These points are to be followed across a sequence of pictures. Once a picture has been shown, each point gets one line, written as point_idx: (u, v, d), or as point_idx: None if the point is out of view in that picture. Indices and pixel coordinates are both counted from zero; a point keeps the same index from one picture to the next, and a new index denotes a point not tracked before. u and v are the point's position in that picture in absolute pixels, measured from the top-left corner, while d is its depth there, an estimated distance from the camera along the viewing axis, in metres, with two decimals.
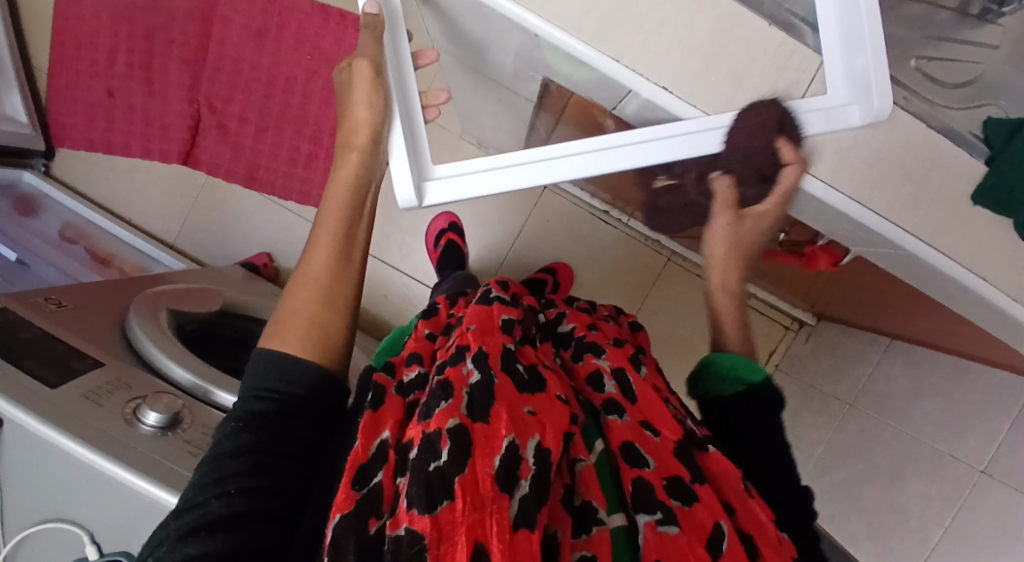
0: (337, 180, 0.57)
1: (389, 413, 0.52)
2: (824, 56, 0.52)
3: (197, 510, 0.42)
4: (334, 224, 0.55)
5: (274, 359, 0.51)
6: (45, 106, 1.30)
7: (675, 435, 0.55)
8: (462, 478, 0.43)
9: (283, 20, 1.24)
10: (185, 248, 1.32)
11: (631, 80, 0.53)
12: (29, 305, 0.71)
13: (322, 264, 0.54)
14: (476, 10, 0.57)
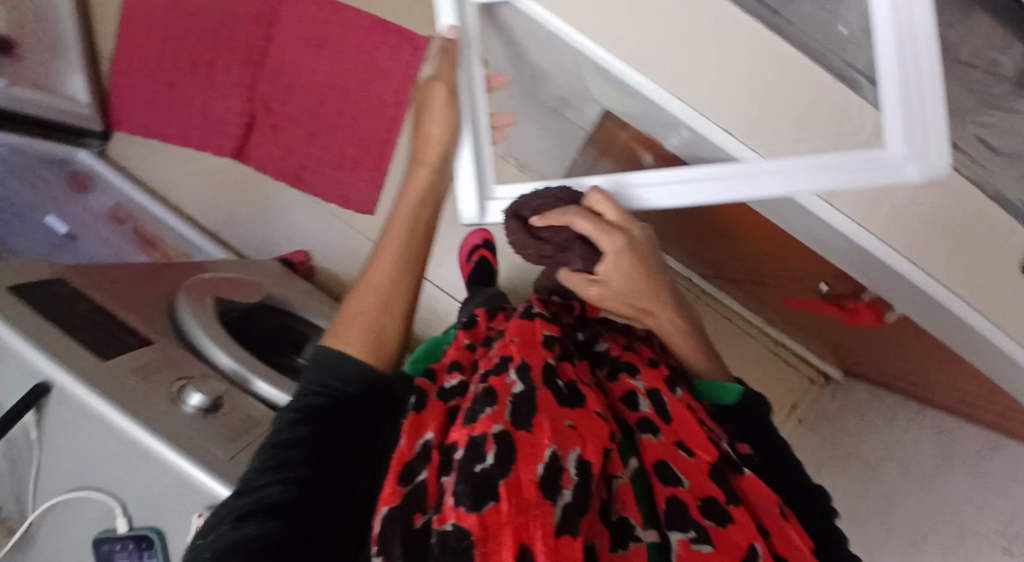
0: (406, 196, 0.64)
1: (433, 415, 0.55)
2: (885, 111, 0.53)
3: (257, 492, 0.46)
4: (398, 238, 0.63)
5: (332, 356, 0.57)
6: (106, 90, 1.35)
7: (710, 457, 0.55)
8: (507, 480, 0.45)
9: (344, 31, 1.28)
10: (225, 239, 1.34)
11: (686, 114, 0.53)
12: (87, 280, 0.73)
13: (385, 273, 0.62)
14: (543, 39, 0.58)
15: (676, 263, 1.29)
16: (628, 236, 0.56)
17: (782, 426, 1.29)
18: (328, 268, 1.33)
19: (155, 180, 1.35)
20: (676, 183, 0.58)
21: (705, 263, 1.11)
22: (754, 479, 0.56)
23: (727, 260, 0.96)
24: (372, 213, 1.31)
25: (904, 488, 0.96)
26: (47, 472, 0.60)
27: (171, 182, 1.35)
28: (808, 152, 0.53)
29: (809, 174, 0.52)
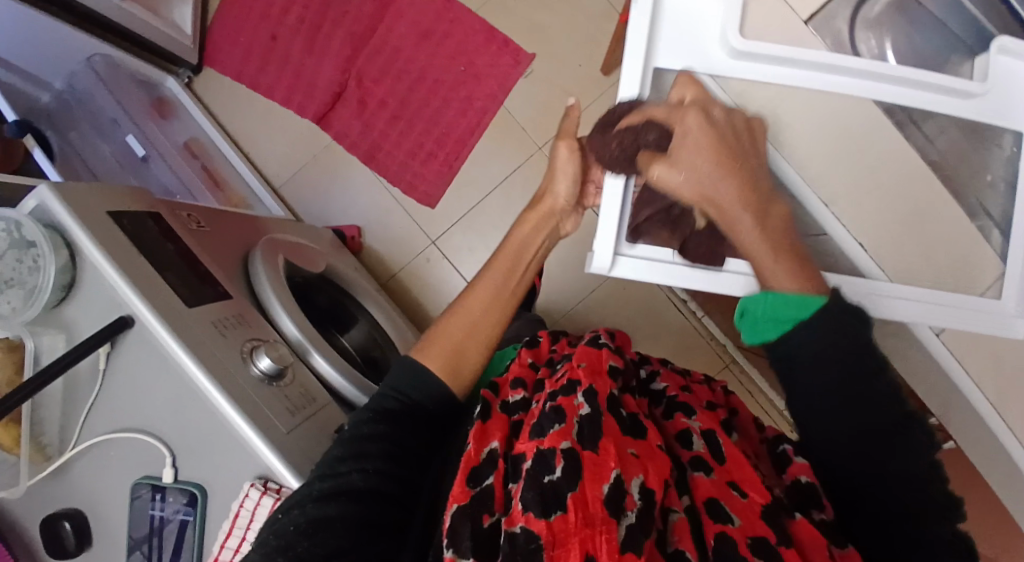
0: (513, 236, 0.68)
1: (497, 424, 0.57)
2: (1006, 268, 0.55)
3: (339, 478, 0.50)
4: (497, 271, 0.65)
5: (414, 368, 0.59)
6: (210, 27, 1.37)
7: (764, 500, 0.52)
8: (574, 493, 0.46)
9: (452, 28, 1.31)
10: (287, 197, 1.35)
11: (830, 223, 0.54)
12: (177, 219, 0.74)
13: (480, 302, 0.63)
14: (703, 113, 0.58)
15: (717, 327, 1.30)
16: (704, 114, 0.50)
17: None
18: (377, 248, 1.32)
19: (234, 124, 1.36)
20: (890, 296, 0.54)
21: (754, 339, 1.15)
22: (808, 522, 0.50)
23: None
24: (432, 207, 1.31)
25: None
26: (103, 412, 0.59)
27: (247, 129, 1.36)
28: (928, 285, 0.55)
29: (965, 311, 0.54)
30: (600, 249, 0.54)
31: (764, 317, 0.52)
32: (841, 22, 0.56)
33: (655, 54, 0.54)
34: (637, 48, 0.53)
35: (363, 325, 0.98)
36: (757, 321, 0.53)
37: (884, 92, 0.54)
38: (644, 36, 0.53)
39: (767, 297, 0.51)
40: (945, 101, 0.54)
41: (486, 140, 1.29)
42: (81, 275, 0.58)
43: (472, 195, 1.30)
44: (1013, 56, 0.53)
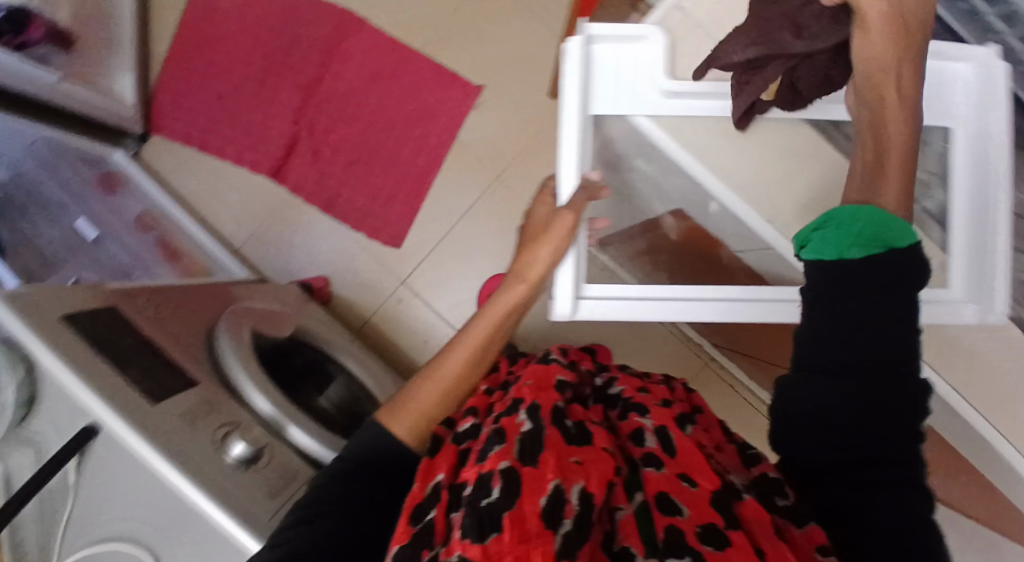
0: (503, 299, 0.61)
1: (444, 457, 0.54)
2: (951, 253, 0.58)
3: (284, 544, 0.48)
4: (480, 335, 0.61)
5: (381, 435, 0.57)
6: (153, 92, 1.35)
7: (712, 485, 0.53)
8: (510, 513, 0.45)
9: (401, 69, 1.32)
10: (248, 255, 1.32)
11: (774, 239, 0.56)
12: (133, 307, 0.72)
13: (456, 366, 0.61)
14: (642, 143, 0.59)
15: (692, 329, 1.33)
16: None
17: None
18: (347, 295, 1.31)
19: (185, 188, 1.33)
20: None
21: (722, 337, 1.19)
22: (752, 503, 0.51)
23: (759, 343, 1.02)
24: (398, 247, 1.30)
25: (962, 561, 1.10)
26: (81, 526, 0.57)
27: (201, 191, 1.33)
28: None
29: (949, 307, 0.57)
30: (559, 296, 0.56)
31: (854, 228, 0.49)
32: None
33: (591, 101, 0.55)
34: (575, 100, 0.54)
35: (340, 380, 0.97)
36: (843, 229, 0.49)
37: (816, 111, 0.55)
38: (579, 88, 0.54)
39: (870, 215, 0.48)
40: None
41: (446, 175, 1.30)
42: (45, 390, 0.57)
43: (439, 231, 1.30)
44: (933, 58, 0.58)
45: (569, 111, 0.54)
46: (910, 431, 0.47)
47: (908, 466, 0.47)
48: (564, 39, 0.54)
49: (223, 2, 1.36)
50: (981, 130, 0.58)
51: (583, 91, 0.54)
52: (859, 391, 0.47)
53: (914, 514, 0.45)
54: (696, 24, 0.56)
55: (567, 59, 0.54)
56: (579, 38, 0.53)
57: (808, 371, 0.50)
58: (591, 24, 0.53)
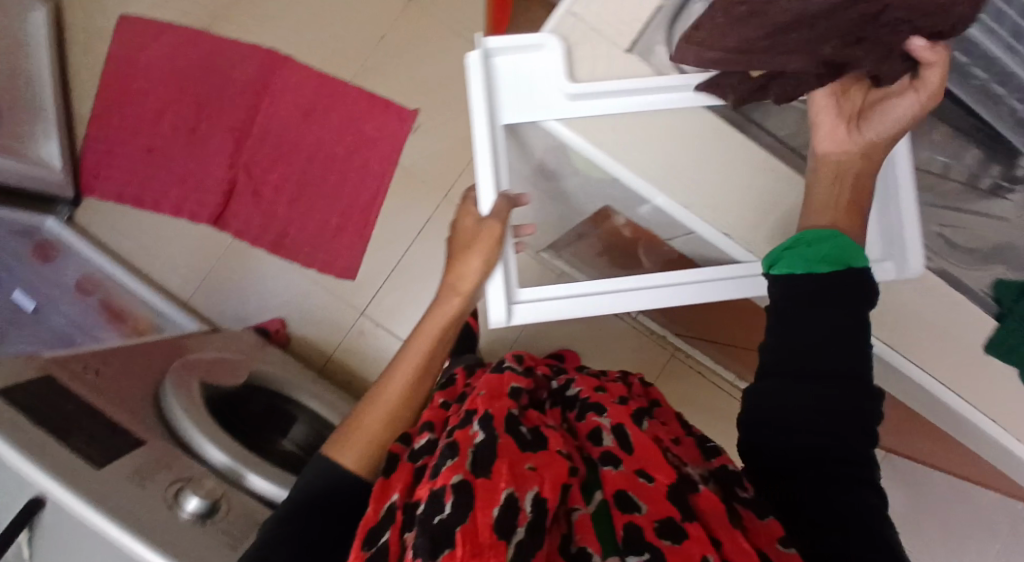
0: (435, 315, 0.62)
1: (399, 476, 0.53)
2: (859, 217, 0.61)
3: None
4: (418, 353, 0.61)
5: (329, 467, 0.57)
6: (81, 154, 1.32)
7: (670, 479, 0.54)
8: (462, 527, 0.45)
9: (333, 102, 1.32)
10: (197, 306, 1.29)
11: (691, 220, 0.59)
12: (70, 373, 0.70)
13: (398, 387, 0.60)
14: (556, 146, 0.62)
15: (654, 322, 1.35)
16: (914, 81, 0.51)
17: None
18: (305, 334, 1.29)
19: (125, 247, 1.30)
20: None
21: (682, 325, 1.22)
22: (710, 494, 0.52)
23: (716, 326, 1.04)
24: (353, 278, 1.29)
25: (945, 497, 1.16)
26: None
27: (142, 248, 1.31)
28: None
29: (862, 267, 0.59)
30: (493, 305, 0.57)
31: (823, 254, 0.52)
32: (661, 47, 0.58)
33: (499, 112, 0.57)
34: (482, 113, 0.55)
35: (304, 420, 0.96)
36: (812, 256, 0.52)
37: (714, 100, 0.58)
38: (485, 101, 0.56)
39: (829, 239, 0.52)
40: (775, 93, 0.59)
41: (391, 201, 1.30)
42: None
43: (392, 257, 1.29)
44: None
45: (478, 124, 0.55)
46: (868, 438, 0.51)
47: (864, 467, 0.50)
48: (466, 53, 0.55)
49: (143, 56, 1.34)
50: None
51: (489, 103, 0.56)
52: (821, 393, 0.51)
53: (873, 513, 0.48)
54: (591, 29, 0.57)
55: (470, 73, 0.56)
56: (479, 52, 0.55)
57: (774, 376, 0.53)
58: (489, 38, 0.55)
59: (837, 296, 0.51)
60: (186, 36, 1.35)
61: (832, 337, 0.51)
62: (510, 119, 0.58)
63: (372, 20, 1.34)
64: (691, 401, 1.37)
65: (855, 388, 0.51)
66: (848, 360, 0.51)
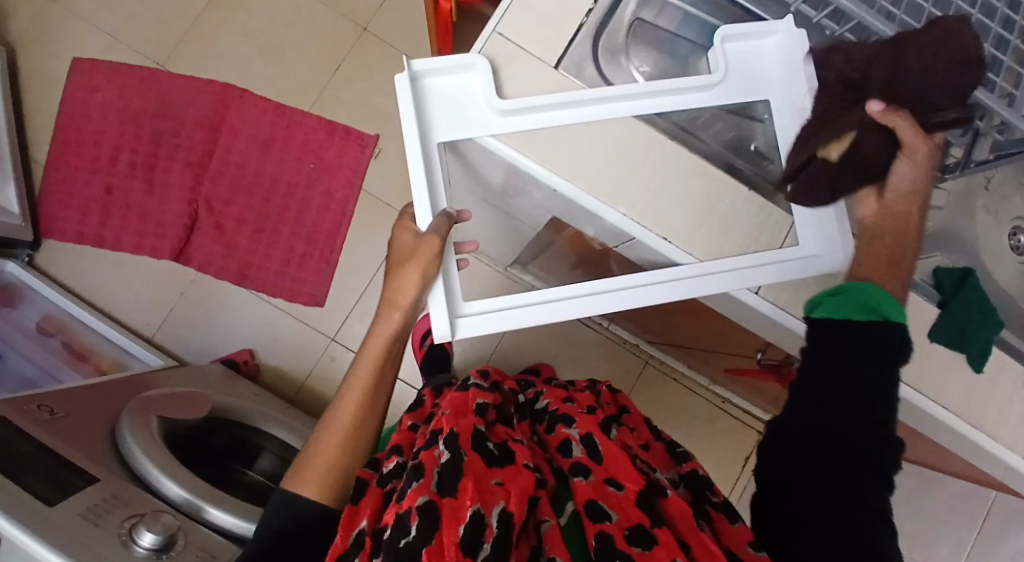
0: (377, 333, 0.61)
1: (367, 502, 0.54)
2: (795, 218, 0.62)
3: None
4: (365, 372, 0.61)
5: (289, 501, 0.56)
6: (38, 197, 1.31)
7: (637, 486, 0.55)
8: (427, 548, 0.45)
9: (291, 132, 1.34)
10: (164, 342, 1.28)
11: (634, 229, 0.60)
12: (25, 413, 0.69)
13: (349, 410, 0.60)
14: (492, 161, 0.63)
15: (625, 330, 1.37)
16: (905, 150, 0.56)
17: (740, 479, 1.36)
18: (275, 363, 1.28)
19: (89, 287, 1.29)
20: (746, 265, 0.59)
21: (649, 332, 1.23)
22: (675, 497, 0.56)
23: (680, 331, 1.05)
24: (321, 304, 1.29)
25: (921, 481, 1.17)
26: None
27: (106, 287, 1.30)
28: (735, 252, 0.61)
29: (799, 262, 0.60)
30: (436, 322, 0.57)
31: (866, 302, 0.54)
32: (588, 63, 0.62)
33: (432, 130, 0.58)
34: (413, 132, 0.56)
35: (271, 450, 0.95)
36: (854, 302, 0.54)
37: (642, 108, 0.61)
38: (415, 120, 0.57)
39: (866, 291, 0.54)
40: (698, 96, 0.62)
41: (355, 225, 1.31)
42: None
43: (359, 282, 1.30)
44: (736, 39, 0.62)
45: (410, 143, 0.56)
46: (878, 474, 0.52)
47: (870, 496, 0.51)
48: (395, 75, 0.57)
49: (98, 97, 1.35)
50: (795, 98, 0.61)
51: (421, 122, 0.58)
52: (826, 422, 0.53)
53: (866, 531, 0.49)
54: (519, 48, 0.60)
55: (400, 95, 0.57)
56: (406, 74, 0.56)
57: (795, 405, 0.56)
58: (415, 60, 0.56)
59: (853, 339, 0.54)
60: (140, 75, 1.35)
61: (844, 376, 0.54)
62: (444, 135, 0.59)
63: (325, 50, 1.36)
64: (667, 406, 1.38)
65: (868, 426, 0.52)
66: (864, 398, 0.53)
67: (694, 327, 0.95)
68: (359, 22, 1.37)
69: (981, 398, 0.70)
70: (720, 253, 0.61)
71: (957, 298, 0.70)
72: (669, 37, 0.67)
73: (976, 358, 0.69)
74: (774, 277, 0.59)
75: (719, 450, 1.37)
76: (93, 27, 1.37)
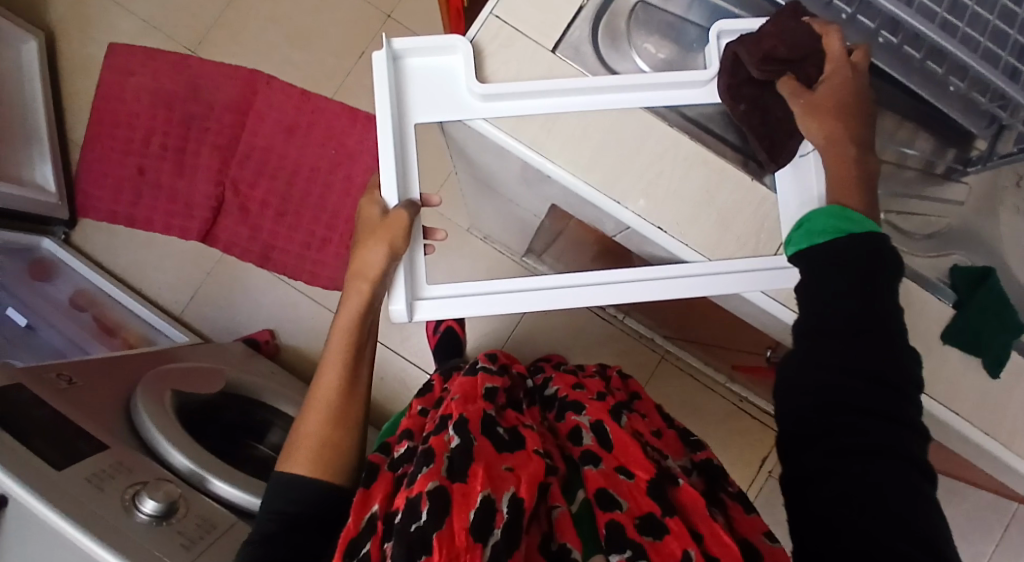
0: (347, 307, 0.58)
1: (379, 485, 0.54)
2: (778, 194, 0.60)
3: None
4: (341, 348, 0.59)
5: (285, 482, 0.54)
6: (75, 178, 1.37)
7: (648, 475, 0.56)
8: (439, 533, 0.44)
9: (315, 117, 1.36)
10: (188, 320, 1.33)
11: (634, 221, 0.60)
12: (43, 381, 0.72)
13: (331, 386, 0.58)
14: (477, 140, 0.63)
15: (640, 324, 1.36)
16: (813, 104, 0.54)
17: (756, 480, 1.33)
18: (294, 344, 1.31)
19: (120, 265, 1.35)
20: (740, 272, 0.58)
21: (663, 326, 1.22)
22: (689, 487, 0.56)
23: (691, 326, 1.04)
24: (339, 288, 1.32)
25: (952, 486, 1.12)
26: None
27: (136, 266, 1.35)
28: (735, 250, 0.60)
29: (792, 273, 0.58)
30: (394, 301, 0.57)
31: (825, 227, 0.52)
32: (586, 46, 0.61)
33: (409, 110, 0.59)
34: (388, 109, 0.57)
35: (280, 425, 0.97)
36: (814, 230, 0.52)
37: (630, 102, 0.60)
38: (392, 98, 0.57)
39: (833, 212, 0.52)
40: (693, 93, 0.61)
41: None
42: None
43: None
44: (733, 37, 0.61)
45: (383, 117, 0.57)
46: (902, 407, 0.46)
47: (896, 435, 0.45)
48: (373, 53, 0.57)
49: (132, 81, 1.39)
50: None
51: (398, 100, 0.59)
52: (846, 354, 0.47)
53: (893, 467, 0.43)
54: (516, 32, 0.60)
55: (377, 71, 0.57)
56: (385, 52, 0.57)
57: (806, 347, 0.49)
58: (395, 39, 0.57)
59: (859, 262, 0.49)
60: (172, 60, 1.39)
61: (855, 305, 0.47)
62: (421, 115, 0.60)
63: (350, 37, 1.38)
64: (682, 402, 1.36)
65: (888, 353, 0.46)
66: (880, 321, 0.47)
67: (705, 322, 0.94)
68: (384, 9, 1.38)
69: (1010, 406, 0.65)
70: (719, 250, 0.60)
71: (972, 301, 0.66)
72: (678, 23, 0.65)
73: (992, 363, 0.64)
74: (768, 285, 0.58)
75: (735, 449, 1.34)
76: (130, 13, 1.42)
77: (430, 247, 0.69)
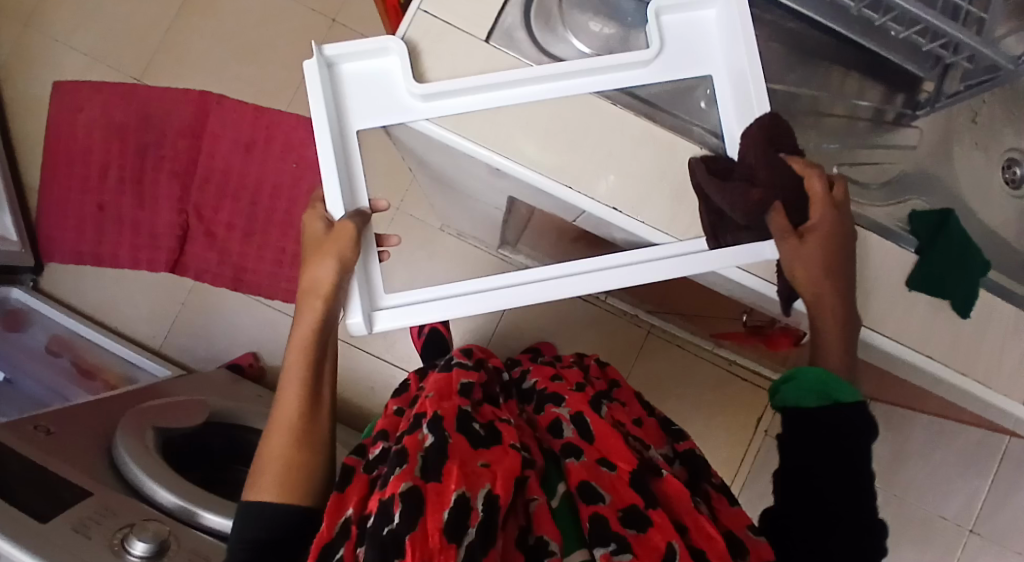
0: (302, 323, 0.58)
1: (354, 489, 0.53)
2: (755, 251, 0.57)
3: None
4: (299, 367, 0.58)
5: (253, 508, 0.53)
6: (36, 222, 1.35)
7: (630, 466, 0.56)
8: (412, 535, 0.44)
9: (272, 132, 1.34)
10: (169, 353, 1.31)
11: (587, 204, 0.59)
12: (18, 434, 0.71)
13: (292, 405, 0.57)
14: (422, 140, 0.63)
15: (623, 302, 1.36)
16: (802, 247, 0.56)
17: (753, 442, 1.34)
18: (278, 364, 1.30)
19: (92, 305, 1.33)
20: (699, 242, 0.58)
21: (644, 301, 1.22)
22: (672, 478, 0.55)
23: (669, 299, 1.04)
24: None
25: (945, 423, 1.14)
26: None
27: (108, 304, 1.33)
28: (691, 222, 0.59)
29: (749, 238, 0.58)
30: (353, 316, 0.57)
31: (814, 388, 0.57)
32: (520, 32, 0.60)
33: (348, 117, 0.58)
34: (324, 121, 0.56)
35: None
36: (804, 390, 0.58)
37: (572, 88, 0.60)
38: (326, 106, 0.56)
39: (823, 377, 0.57)
40: (636, 72, 0.60)
41: None
42: None
43: None
44: (671, 11, 0.60)
45: (319, 127, 0.56)
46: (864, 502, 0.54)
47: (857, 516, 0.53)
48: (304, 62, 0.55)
49: (81, 117, 1.37)
50: (734, 66, 0.59)
51: (335, 109, 0.58)
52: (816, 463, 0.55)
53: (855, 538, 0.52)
54: (448, 26, 0.59)
55: (309, 81, 0.56)
56: (315, 60, 0.55)
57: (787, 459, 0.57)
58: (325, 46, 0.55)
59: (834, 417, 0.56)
60: (119, 91, 1.37)
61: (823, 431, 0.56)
62: (360, 122, 0.59)
63: (297, 46, 1.36)
64: (672, 374, 1.37)
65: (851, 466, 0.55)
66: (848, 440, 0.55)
67: (680, 294, 0.94)
68: (328, 14, 1.36)
69: (981, 342, 0.66)
70: (677, 224, 0.60)
71: (933, 245, 0.66)
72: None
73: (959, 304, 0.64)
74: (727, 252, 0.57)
75: (729, 413, 1.35)
76: (70, 48, 1.39)
77: (388, 254, 0.69)
